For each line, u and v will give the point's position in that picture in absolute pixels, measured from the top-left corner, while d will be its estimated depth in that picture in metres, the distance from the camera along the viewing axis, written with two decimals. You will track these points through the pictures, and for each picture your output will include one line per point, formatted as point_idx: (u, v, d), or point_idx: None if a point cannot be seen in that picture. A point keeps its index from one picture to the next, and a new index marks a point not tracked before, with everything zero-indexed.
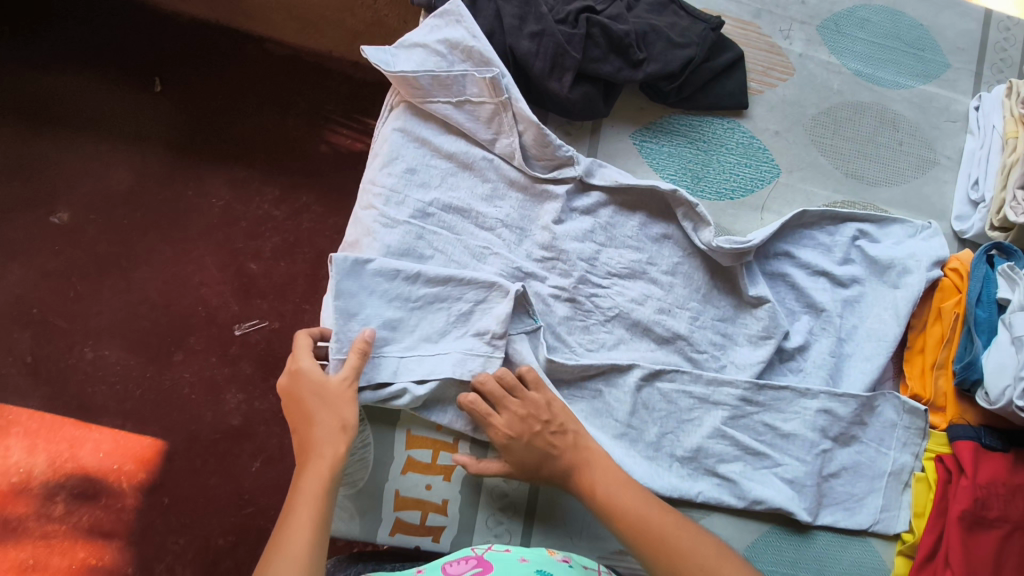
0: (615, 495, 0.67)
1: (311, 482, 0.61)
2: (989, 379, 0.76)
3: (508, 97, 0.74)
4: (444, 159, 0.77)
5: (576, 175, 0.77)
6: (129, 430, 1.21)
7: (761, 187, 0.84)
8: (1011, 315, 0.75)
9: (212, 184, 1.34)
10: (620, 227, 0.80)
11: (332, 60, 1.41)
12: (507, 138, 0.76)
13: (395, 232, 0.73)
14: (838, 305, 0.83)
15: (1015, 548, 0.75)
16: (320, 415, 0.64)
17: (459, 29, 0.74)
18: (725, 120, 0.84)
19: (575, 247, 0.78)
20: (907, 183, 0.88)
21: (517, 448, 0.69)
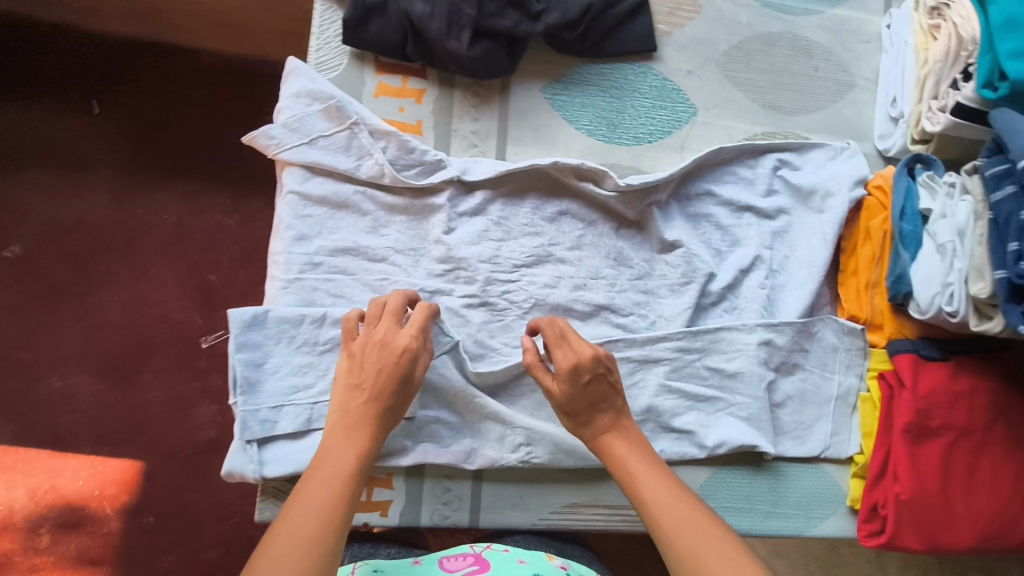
0: (652, 487, 0.61)
1: (342, 456, 0.60)
2: (917, 289, 0.76)
3: (355, 118, 0.74)
4: (332, 159, 0.74)
5: (452, 175, 0.76)
6: (106, 454, 1.20)
7: (679, 127, 0.84)
8: (934, 224, 0.76)
9: (161, 201, 1.33)
10: (513, 217, 0.79)
11: (261, 61, 1.40)
12: (370, 159, 0.74)
13: (288, 293, 0.74)
14: (767, 238, 0.84)
15: (959, 453, 0.76)
16: (381, 393, 0.64)
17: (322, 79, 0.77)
18: (635, 65, 0.84)
19: (474, 251, 0.77)
20: (827, 108, 0.88)
21: (576, 397, 0.66)
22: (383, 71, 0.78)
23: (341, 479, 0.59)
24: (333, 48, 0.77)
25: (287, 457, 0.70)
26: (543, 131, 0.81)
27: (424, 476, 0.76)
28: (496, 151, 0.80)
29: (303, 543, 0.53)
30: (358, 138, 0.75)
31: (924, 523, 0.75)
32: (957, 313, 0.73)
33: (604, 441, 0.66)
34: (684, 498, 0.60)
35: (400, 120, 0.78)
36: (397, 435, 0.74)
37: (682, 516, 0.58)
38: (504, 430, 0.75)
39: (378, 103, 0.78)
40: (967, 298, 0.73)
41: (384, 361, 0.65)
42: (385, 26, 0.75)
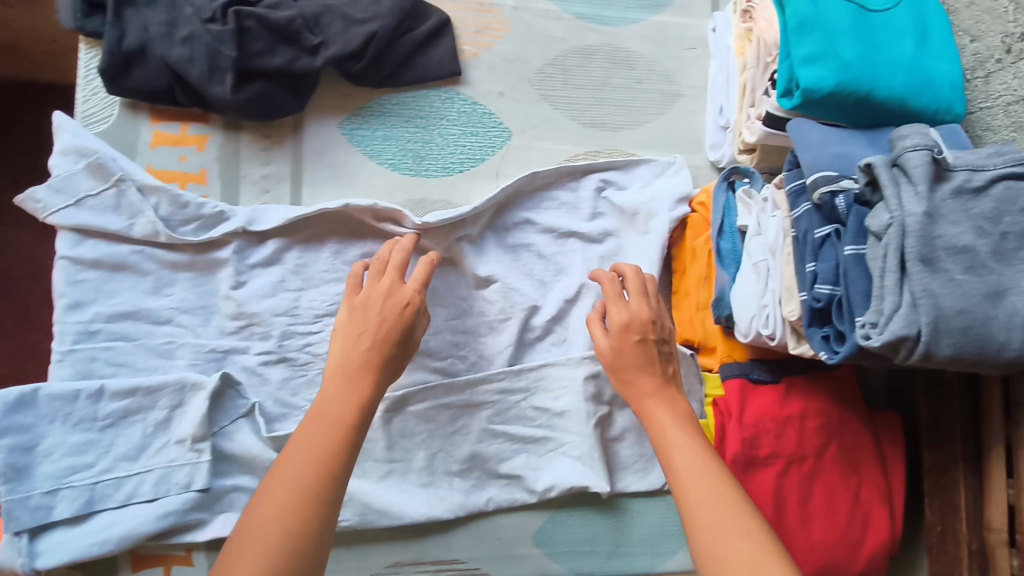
0: (677, 442, 0.60)
1: (342, 404, 0.59)
2: (738, 311, 0.72)
3: (121, 174, 0.70)
4: (99, 221, 0.70)
5: (235, 227, 0.71)
6: None
7: (493, 154, 0.80)
8: (750, 241, 0.72)
9: None
10: (313, 264, 0.75)
11: None
12: (142, 217, 0.70)
13: (61, 366, 0.70)
14: (594, 263, 0.79)
15: (791, 481, 0.72)
16: (392, 338, 0.64)
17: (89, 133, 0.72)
18: (441, 91, 0.79)
19: (268, 305, 0.74)
20: (652, 121, 0.84)
21: (626, 352, 0.67)
22: (159, 120, 0.73)
23: (348, 429, 0.57)
24: (102, 99, 0.73)
25: (64, 546, 0.67)
26: (342, 168, 0.76)
27: None
28: (289, 197, 0.75)
29: (289, 493, 0.52)
30: (128, 196, 0.70)
31: None
32: (775, 337, 0.69)
33: (647, 407, 0.64)
34: (690, 447, 0.59)
35: (181, 171, 0.73)
36: (187, 510, 0.70)
37: (693, 464, 0.57)
38: None
39: (155, 154, 0.73)
40: (783, 320, 0.68)
41: (399, 310, 0.65)
42: (149, 74, 0.69)
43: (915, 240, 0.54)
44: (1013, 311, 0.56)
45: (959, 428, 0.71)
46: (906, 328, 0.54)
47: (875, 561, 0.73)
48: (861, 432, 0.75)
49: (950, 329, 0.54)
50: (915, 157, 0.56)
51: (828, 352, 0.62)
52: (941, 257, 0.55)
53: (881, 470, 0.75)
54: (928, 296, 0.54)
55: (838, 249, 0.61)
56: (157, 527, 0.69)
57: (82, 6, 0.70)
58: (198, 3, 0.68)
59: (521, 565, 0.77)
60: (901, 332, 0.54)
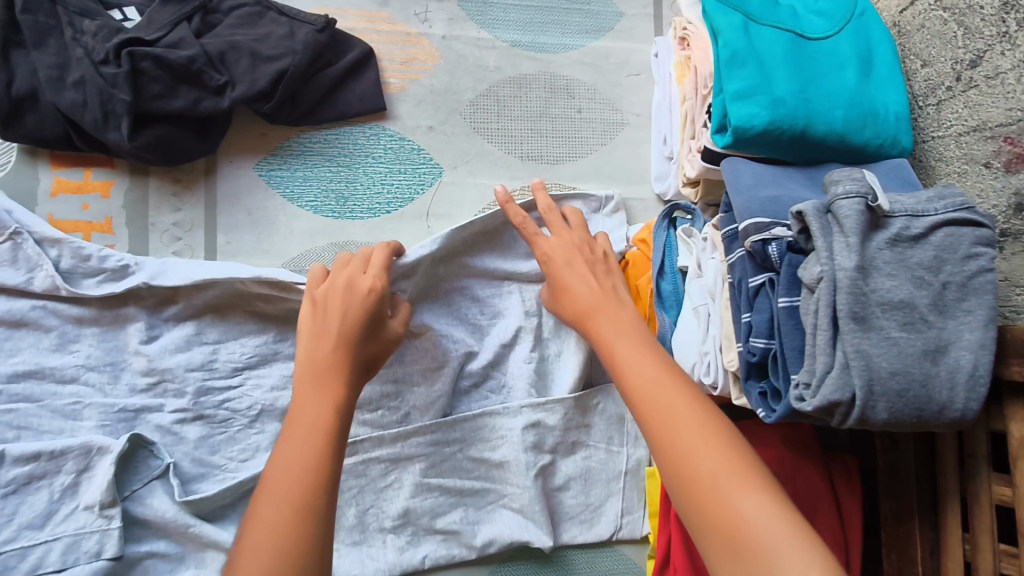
0: (631, 355, 0.55)
1: (319, 399, 0.54)
2: (679, 359, 0.67)
3: (16, 226, 0.65)
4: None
5: (138, 280, 0.66)
6: None
7: (423, 192, 0.75)
8: (690, 283, 0.68)
9: None
10: (233, 314, 0.72)
11: None
12: (42, 272, 0.66)
13: None
14: (534, 304, 0.76)
15: None
16: (355, 332, 0.60)
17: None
18: (366, 127, 0.75)
19: (178, 360, 0.70)
20: (594, 153, 0.79)
21: (560, 273, 0.64)
22: (60, 166, 0.69)
23: (332, 426, 0.52)
24: None
25: None
26: (260, 214, 0.72)
27: None
28: (203, 243, 0.71)
29: (283, 501, 0.47)
30: (25, 249, 0.66)
31: None
32: (716, 385, 0.65)
33: (588, 320, 0.60)
34: (643, 356, 0.54)
35: (84, 219, 0.69)
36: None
37: (653, 376, 0.52)
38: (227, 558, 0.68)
39: (55, 203, 0.69)
40: (724, 368, 0.64)
41: (353, 304, 0.61)
42: (42, 120, 0.66)
43: (846, 297, 0.51)
44: (954, 368, 0.53)
45: (914, 481, 0.66)
46: (838, 393, 0.50)
47: None
48: (816, 481, 0.70)
49: (885, 391, 0.51)
50: (847, 206, 0.53)
51: (765, 409, 0.58)
52: (875, 314, 0.52)
53: (838, 521, 0.70)
54: (860, 358, 0.50)
55: (772, 299, 0.57)
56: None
57: None
58: (90, 44, 0.65)
59: None
60: (832, 397, 0.50)
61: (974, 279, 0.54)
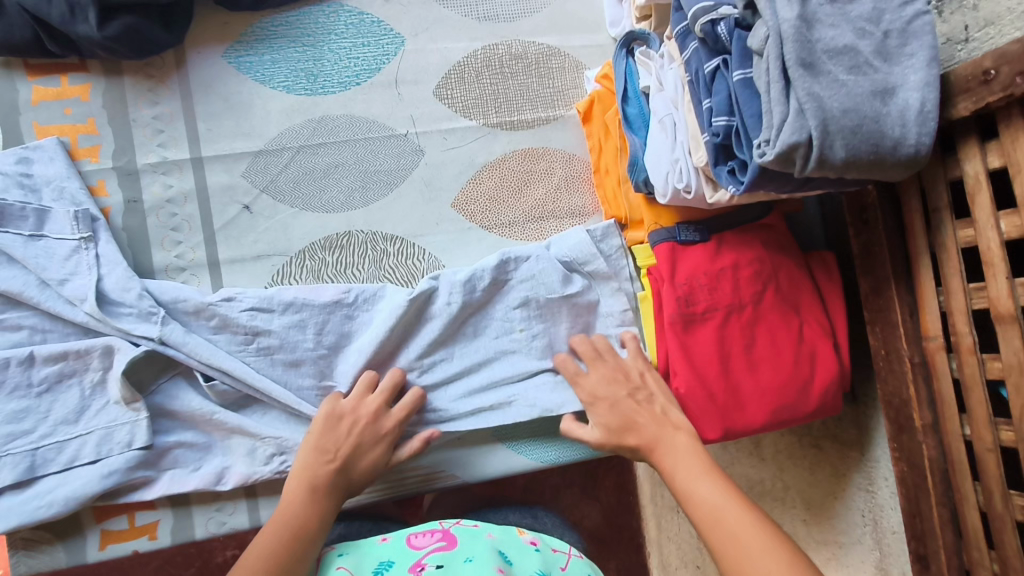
0: (696, 486, 0.60)
1: (308, 510, 0.61)
2: (653, 172, 0.71)
3: (93, 233, 0.70)
4: (26, 258, 0.66)
5: (155, 339, 0.68)
6: None
7: (389, 62, 0.78)
8: (654, 99, 0.71)
9: None
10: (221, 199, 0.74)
11: None
12: (82, 279, 0.68)
13: None
14: (511, 154, 0.80)
15: (732, 332, 0.72)
16: (361, 468, 0.66)
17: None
18: (324, 6, 0.77)
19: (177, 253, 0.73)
20: (548, 6, 0.82)
21: (605, 401, 0.70)
22: (36, 76, 0.71)
23: (306, 535, 0.59)
24: None
25: (7, 512, 0.65)
26: (234, 99, 0.75)
27: (192, 506, 0.71)
28: (185, 133, 0.74)
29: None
30: (83, 255, 0.69)
31: (709, 411, 0.72)
32: (690, 189, 0.68)
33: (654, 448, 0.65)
34: (702, 475, 0.61)
35: (68, 123, 0.72)
36: (130, 468, 0.68)
37: (721, 506, 0.58)
38: (254, 441, 0.71)
39: (38, 110, 0.71)
40: (695, 170, 0.67)
41: (365, 443, 0.66)
42: (9, 26, 0.67)
43: (792, 44, 0.54)
44: (904, 108, 0.56)
45: (887, 250, 0.68)
46: (796, 135, 0.53)
47: (826, 397, 0.72)
48: (797, 274, 0.74)
49: (841, 130, 0.54)
50: None
51: (734, 185, 0.62)
52: (822, 60, 0.55)
53: (824, 310, 0.74)
54: (812, 99, 0.53)
55: (727, 79, 0.60)
56: (102, 487, 0.67)
57: None
58: None
59: (483, 461, 0.77)
60: (790, 141, 0.53)
61: (912, 23, 0.57)
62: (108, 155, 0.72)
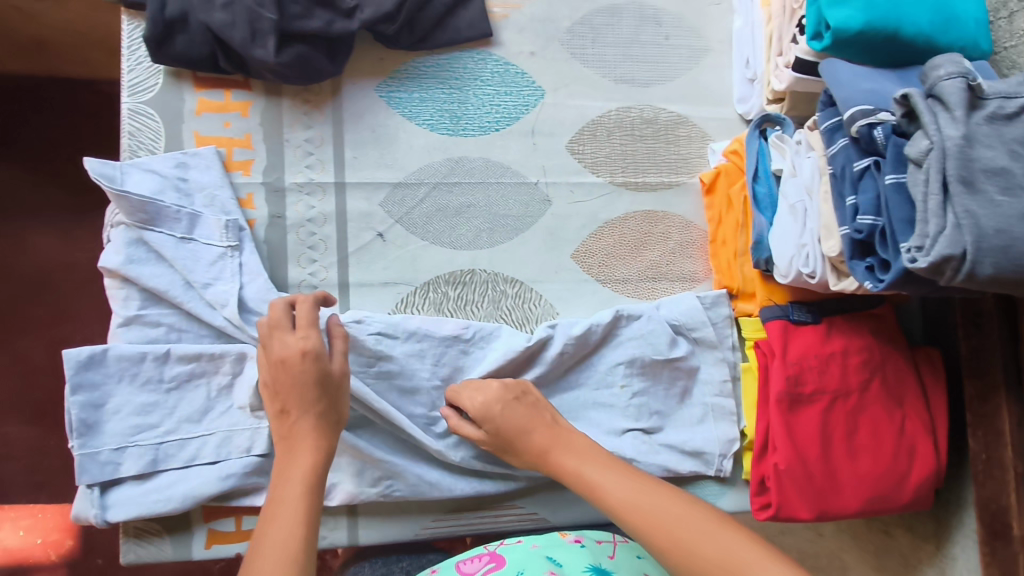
0: (602, 479, 0.58)
1: (292, 476, 0.55)
2: (777, 253, 0.74)
3: (239, 242, 0.73)
4: (177, 260, 0.70)
5: None
6: (36, 505, 1.19)
7: (527, 112, 0.81)
8: (785, 183, 0.74)
9: (37, 238, 1.25)
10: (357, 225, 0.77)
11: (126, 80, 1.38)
12: (225, 286, 0.71)
13: (133, 329, 0.71)
14: (633, 215, 0.83)
15: (835, 416, 0.75)
16: (309, 402, 0.60)
17: (133, 100, 0.73)
18: (474, 52, 0.81)
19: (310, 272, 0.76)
20: (681, 77, 0.86)
21: (503, 418, 0.67)
22: (202, 87, 0.75)
23: (302, 497, 0.54)
24: (145, 68, 0.74)
25: (129, 502, 0.69)
26: (381, 131, 0.78)
27: None
28: (333, 158, 0.77)
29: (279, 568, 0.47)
30: (227, 261, 0.72)
31: (806, 491, 0.74)
32: (815, 274, 0.71)
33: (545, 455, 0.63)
34: (624, 484, 0.57)
35: (226, 136, 0.75)
36: (246, 474, 0.71)
37: (633, 498, 0.55)
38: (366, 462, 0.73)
39: (199, 120, 0.75)
40: (822, 258, 0.70)
41: (296, 379, 0.60)
42: (191, 41, 0.71)
43: (955, 162, 0.56)
44: None
45: (1000, 361, 0.70)
46: (950, 248, 0.55)
47: (919, 490, 0.75)
48: (903, 367, 0.76)
49: (992, 249, 0.55)
50: (950, 86, 0.58)
51: (871, 281, 0.64)
52: (980, 179, 0.56)
53: (925, 405, 0.76)
54: (970, 216, 0.55)
55: (877, 179, 0.63)
56: (219, 488, 0.70)
57: None
58: None
59: (578, 510, 0.79)
60: (945, 252, 0.56)
61: None
62: (259, 170, 0.75)
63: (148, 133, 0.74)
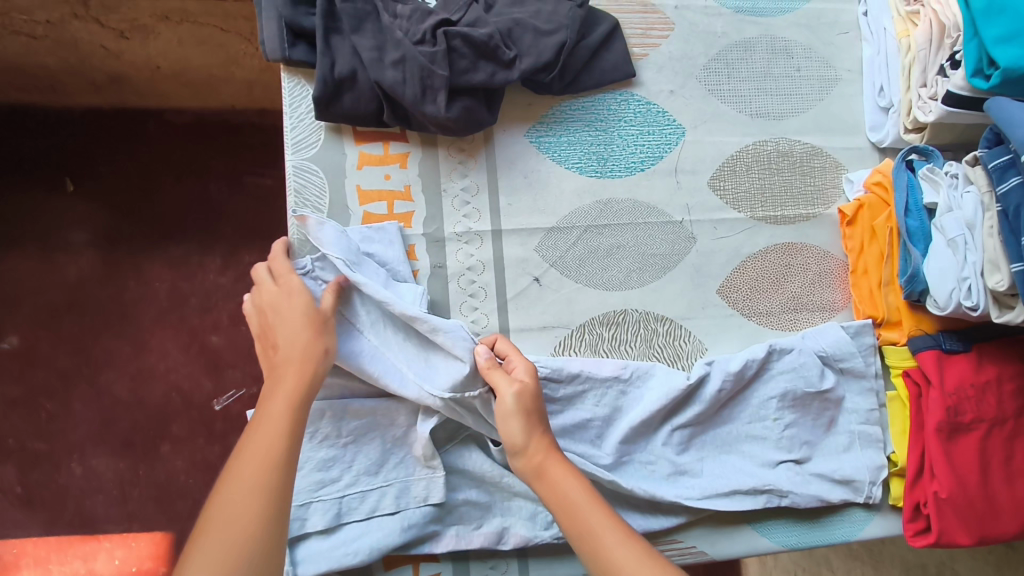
0: (578, 496, 0.59)
1: (280, 399, 0.58)
2: (934, 286, 0.74)
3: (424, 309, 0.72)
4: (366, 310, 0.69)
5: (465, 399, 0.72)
6: (138, 529, 1.29)
7: (670, 151, 0.83)
8: (941, 217, 0.74)
9: (152, 270, 1.38)
10: (514, 270, 0.78)
11: (210, 110, 1.41)
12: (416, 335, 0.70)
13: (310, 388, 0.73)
14: (774, 246, 0.84)
15: (993, 444, 0.76)
16: (295, 330, 0.63)
17: (297, 158, 0.75)
18: (616, 94, 0.82)
19: (471, 321, 0.77)
20: (814, 107, 0.87)
21: (533, 406, 0.64)
22: (362, 141, 0.76)
23: (286, 416, 0.57)
24: (307, 125, 0.75)
25: (318, 556, 0.69)
26: (534, 176, 0.80)
27: (470, 561, 0.75)
28: (489, 206, 0.78)
29: (259, 475, 0.52)
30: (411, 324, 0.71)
31: (968, 519, 0.75)
32: (977, 307, 0.72)
33: (537, 459, 0.61)
34: (598, 508, 0.58)
35: (387, 189, 0.76)
36: (425, 522, 0.72)
37: (605, 523, 0.57)
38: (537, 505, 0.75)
39: (361, 174, 0.76)
40: (985, 290, 0.71)
41: (284, 316, 0.64)
42: (358, 97, 0.73)
43: None
44: None
45: None
46: None
47: None
48: None
49: None
50: None
51: None
52: None
53: None
54: None
55: None
56: (402, 539, 0.71)
57: (288, 37, 0.73)
58: (407, 26, 0.73)
59: (732, 540, 0.80)
60: None
61: None
62: (419, 223, 0.77)
63: (313, 189, 0.75)
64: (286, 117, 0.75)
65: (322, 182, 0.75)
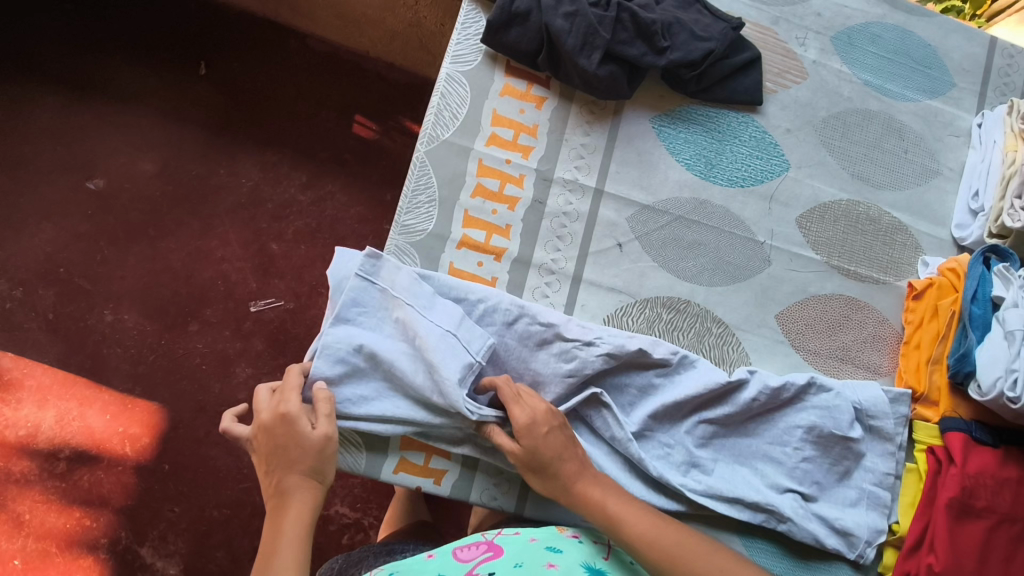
0: (610, 505, 0.66)
1: (289, 527, 0.61)
2: (981, 371, 0.77)
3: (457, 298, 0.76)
4: (431, 346, 0.70)
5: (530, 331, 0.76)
6: (138, 395, 1.22)
7: (771, 178, 0.89)
8: (1005, 310, 0.78)
9: (243, 166, 1.39)
10: (603, 226, 0.84)
11: (351, 44, 1.50)
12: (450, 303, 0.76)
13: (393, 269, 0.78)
14: (839, 299, 0.89)
15: (999, 540, 0.77)
16: (293, 464, 0.64)
17: (453, 68, 0.84)
18: (739, 115, 0.90)
19: (551, 258, 0.83)
20: (910, 189, 0.93)
21: (541, 446, 0.67)
22: (511, 75, 0.85)
23: (294, 544, 0.60)
24: (471, 45, 0.85)
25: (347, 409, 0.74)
26: (646, 157, 0.87)
27: (477, 470, 0.79)
28: (600, 166, 0.86)
29: None
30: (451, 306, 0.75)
31: None
32: (1018, 400, 0.74)
33: (570, 484, 0.67)
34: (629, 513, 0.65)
35: (518, 120, 0.84)
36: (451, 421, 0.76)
37: (639, 522, 0.65)
38: None
39: (501, 101, 0.84)
40: None
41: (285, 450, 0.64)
42: (525, 33, 0.82)
43: None
44: None
45: None
46: None
47: None
48: None
49: None
50: None
51: None
52: None
53: None
54: None
55: None
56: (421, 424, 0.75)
57: None
58: None
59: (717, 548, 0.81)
60: None
61: None
62: (536, 158, 0.84)
63: (456, 98, 0.83)
64: (455, 32, 0.85)
65: (466, 95, 0.83)
